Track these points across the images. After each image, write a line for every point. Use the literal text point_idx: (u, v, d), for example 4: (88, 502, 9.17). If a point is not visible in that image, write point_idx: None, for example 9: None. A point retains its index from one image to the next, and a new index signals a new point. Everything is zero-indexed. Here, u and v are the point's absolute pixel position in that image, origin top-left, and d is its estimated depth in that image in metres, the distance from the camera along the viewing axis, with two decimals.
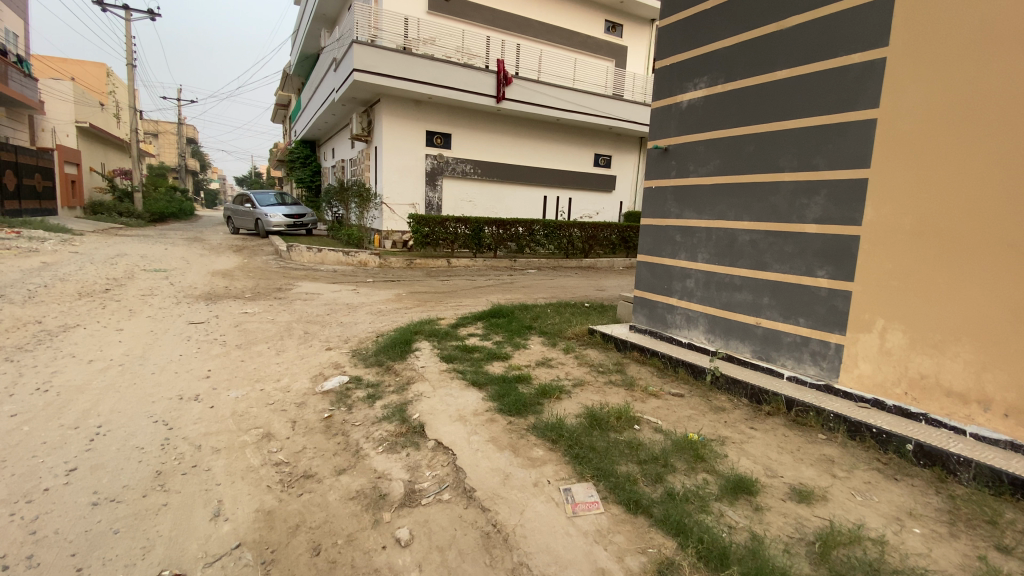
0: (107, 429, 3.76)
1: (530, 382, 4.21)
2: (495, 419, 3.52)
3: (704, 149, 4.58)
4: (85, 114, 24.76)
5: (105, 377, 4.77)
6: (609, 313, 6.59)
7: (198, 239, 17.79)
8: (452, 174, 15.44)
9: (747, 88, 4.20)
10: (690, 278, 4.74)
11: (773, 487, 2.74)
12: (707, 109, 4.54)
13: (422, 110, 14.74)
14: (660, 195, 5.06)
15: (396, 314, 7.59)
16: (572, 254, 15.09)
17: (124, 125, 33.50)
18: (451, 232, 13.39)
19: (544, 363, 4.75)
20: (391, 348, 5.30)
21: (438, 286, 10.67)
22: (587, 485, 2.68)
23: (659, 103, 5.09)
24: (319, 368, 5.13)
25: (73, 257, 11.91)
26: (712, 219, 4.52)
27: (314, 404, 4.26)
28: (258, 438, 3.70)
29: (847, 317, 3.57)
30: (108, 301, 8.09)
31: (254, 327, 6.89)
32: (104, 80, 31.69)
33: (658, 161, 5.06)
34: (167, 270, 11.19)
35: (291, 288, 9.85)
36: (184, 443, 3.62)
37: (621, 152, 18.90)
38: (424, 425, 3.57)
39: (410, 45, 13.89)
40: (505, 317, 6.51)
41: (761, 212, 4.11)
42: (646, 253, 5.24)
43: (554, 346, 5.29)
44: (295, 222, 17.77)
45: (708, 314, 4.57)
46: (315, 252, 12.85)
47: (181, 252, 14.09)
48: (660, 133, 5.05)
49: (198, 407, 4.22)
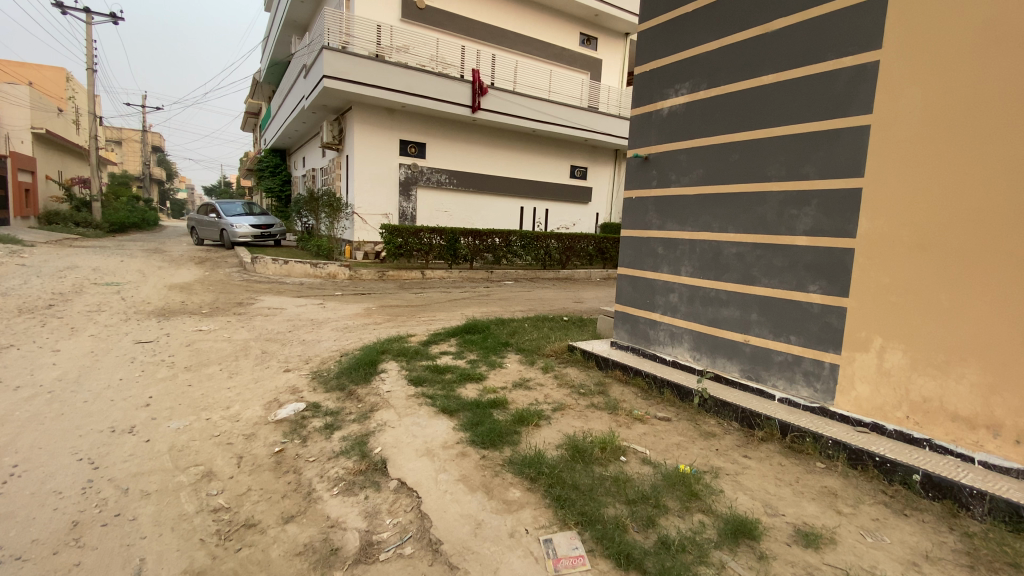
0: (23, 469, 3.24)
1: (505, 408, 3.86)
2: (466, 454, 3.15)
3: (686, 157, 4.37)
4: (40, 119, 23.53)
5: (29, 407, 4.21)
6: (588, 328, 6.30)
7: (158, 250, 16.93)
8: (427, 184, 15.10)
9: (732, 94, 4.01)
10: (673, 293, 4.49)
11: (776, 529, 2.45)
12: (690, 115, 4.34)
13: (395, 119, 14.39)
14: (641, 205, 4.82)
15: (363, 331, 7.16)
16: (549, 265, 14.85)
17: (83, 132, 32.08)
18: (425, 243, 13.01)
19: (521, 384, 4.40)
20: (354, 370, 4.89)
21: (411, 299, 10.27)
22: (570, 534, 2.34)
23: (639, 110, 4.88)
24: (274, 393, 4.67)
25: (17, 270, 11.07)
26: (695, 230, 4.29)
27: (265, 435, 3.82)
28: (196, 479, 3.24)
29: (842, 336, 3.34)
30: (48, 318, 7.41)
31: (208, 347, 6.36)
32: (63, 85, 30.33)
33: (639, 170, 4.83)
34: (120, 284, 10.47)
35: (253, 303, 9.31)
36: (109, 485, 3.12)
37: (596, 164, 18.85)
38: (386, 460, 3.18)
39: (382, 52, 13.56)
40: (480, 333, 6.15)
41: (748, 224, 3.89)
42: (627, 265, 4.99)
43: (532, 365, 4.95)
44: (262, 233, 17.10)
45: (693, 331, 4.32)
46: (282, 264, 12.30)
47: (138, 265, 13.29)
48: (640, 141, 4.82)
49: (132, 441, 3.72)
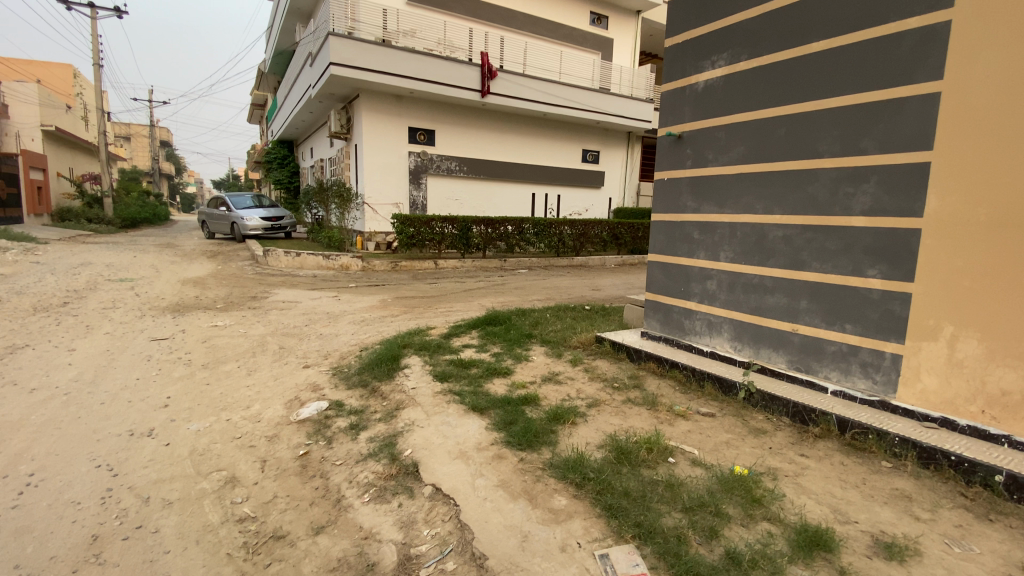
0: (40, 478, 3.10)
1: (538, 405, 3.65)
2: (502, 456, 2.95)
3: (725, 135, 4.09)
4: (49, 116, 23.51)
5: (46, 410, 4.09)
6: (614, 317, 6.07)
7: (170, 245, 16.91)
8: (437, 172, 14.84)
9: (776, 64, 3.72)
10: (712, 280, 4.24)
11: (851, 539, 2.24)
12: (729, 89, 4.05)
13: (403, 106, 14.09)
14: (675, 187, 4.55)
15: (381, 324, 6.98)
16: (563, 253, 14.59)
17: (92, 127, 32.08)
18: (437, 232, 12.79)
19: (550, 378, 4.18)
20: (376, 366, 4.71)
21: (426, 290, 10.08)
22: (628, 548, 2.15)
23: (671, 85, 4.59)
24: (295, 391, 4.51)
25: (31, 267, 11.04)
26: (736, 213, 4.02)
27: (288, 437, 3.66)
28: (220, 485, 3.09)
29: (905, 324, 3.09)
30: (63, 316, 7.33)
31: (224, 343, 6.22)
32: (71, 82, 30.24)
33: (672, 151, 4.56)
34: (134, 280, 10.40)
35: (268, 296, 9.17)
36: (129, 494, 2.98)
37: (609, 148, 18.39)
38: (418, 463, 3.00)
39: (389, 37, 13.21)
40: (501, 325, 5.93)
41: (796, 204, 3.63)
42: (659, 252, 4.73)
43: (560, 357, 4.74)
44: (273, 225, 16.98)
45: (734, 320, 4.08)
46: (294, 256, 12.18)
47: (150, 260, 13.24)
48: (672, 119, 4.54)
49: (152, 445, 3.58)
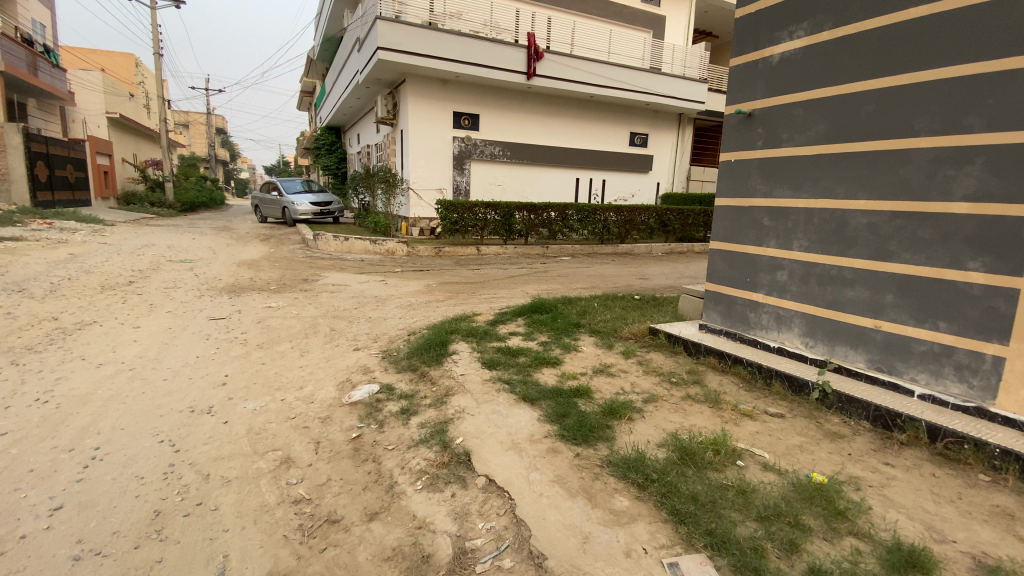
0: (105, 452, 3.24)
1: (591, 397, 3.51)
2: (557, 450, 2.83)
3: (803, 112, 3.78)
4: (116, 105, 24.85)
5: (113, 385, 4.28)
6: (667, 308, 5.80)
7: (226, 228, 17.62)
8: (480, 157, 14.74)
9: (865, 34, 3.38)
10: (782, 270, 3.95)
11: (953, 562, 2.00)
12: (808, 63, 3.74)
13: (448, 90, 14.03)
14: (743, 169, 4.27)
15: (427, 309, 6.99)
16: (607, 240, 14.24)
17: (154, 115, 33.78)
18: (480, 218, 12.73)
19: (602, 369, 4.01)
20: (425, 351, 4.69)
21: (470, 276, 10.04)
22: (699, 558, 2.00)
23: (742, 60, 4.29)
24: (346, 373, 4.55)
25: (100, 248, 11.72)
26: (813, 197, 3.72)
27: (340, 419, 3.68)
28: (275, 465, 3.13)
29: (1010, 323, 2.75)
30: (129, 295, 7.72)
31: (277, 324, 6.39)
32: (134, 72, 31.83)
33: (741, 130, 4.28)
34: (193, 261, 10.88)
35: (317, 279, 9.38)
36: (190, 471, 3.07)
37: (657, 131, 17.72)
38: (470, 452, 2.93)
39: (436, 20, 13.10)
40: (548, 313, 5.78)
41: (884, 188, 3.30)
42: (722, 239, 4.48)
43: (611, 347, 4.56)
44: (321, 210, 17.41)
45: (806, 314, 3.79)
46: (342, 241, 12.43)
47: (208, 242, 13.81)
48: (744, 96, 4.25)
49: (211, 422, 3.68)
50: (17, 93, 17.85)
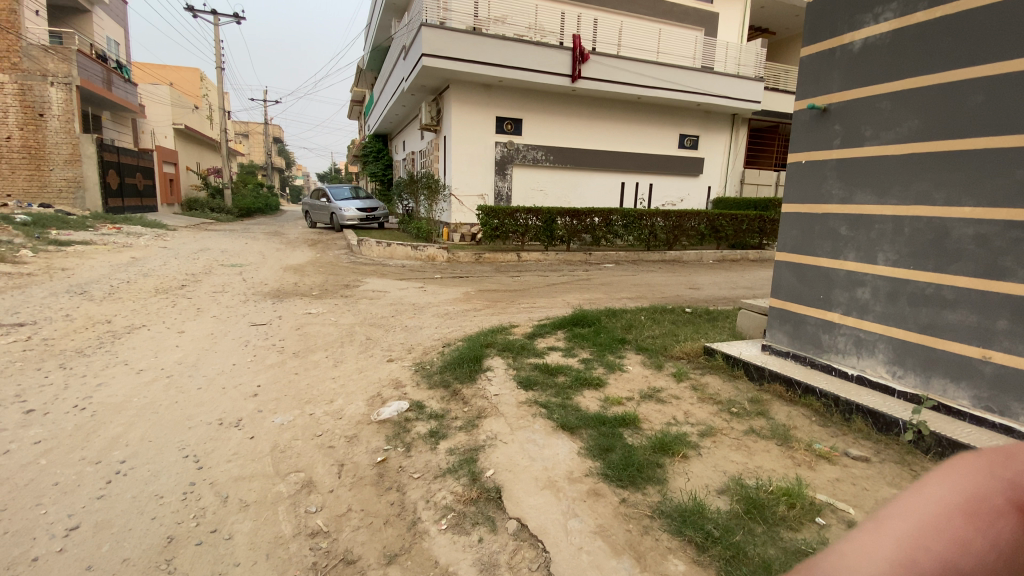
0: (130, 466, 3.12)
1: (639, 427, 3.13)
2: (599, 493, 2.49)
3: (890, 106, 3.31)
4: (181, 116, 26.34)
5: (149, 393, 4.25)
6: (723, 325, 5.29)
7: (277, 233, 18.18)
8: (522, 162, 14.52)
9: (972, 13, 2.90)
10: (864, 286, 3.46)
11: None
12: (898, 49, 3.27)
13: (492, 95, 13.91)
14: (817, 170, 3.79)
15: (465, 319, 6.76)
16: (654, 247, 13.66)
17: (216, 126, 35.66)
18: (521, 224, 12.48)
19: (651, 396, 3.61)
20: (458, 366, 4.43)
21: (509, 283, 9.77)
22: None
23: (816, 49, 3.84)
24: (376, 387, 4.36)
25: (160, 252, 12.26)
26: (903, 204, 3.23)
27: (367, 439, 3.47)
28: (296, 490, 2.93)
29: None
30: (179, 298, 7.93)
31: (315, 331, 6.32)
32: (198, 85, 33.69)
33: (814, 127, 3.81)
34: (242, 265, 11.17)
35: (358, 285, 9.37)
36: (210, 492, 2.91)
37: (709, 133, 16.92)
38: (501, 489, 2.63)
39: (480, 25, 13.00)
40: (590, 326, 5.40)
41: (997, 193, 2.79)
42: (790, 250, 4.01)
43: (660, 368, 4.14)
44: (366, 216, 17.67)
45: (893, 339, 3.29)
46: (385, 246, 12.48)
47: (259, 247, 14.23)
48: (818, 88, 3.78)
49: (237, 437, 3.55)
50: (93, 106, 19.12)
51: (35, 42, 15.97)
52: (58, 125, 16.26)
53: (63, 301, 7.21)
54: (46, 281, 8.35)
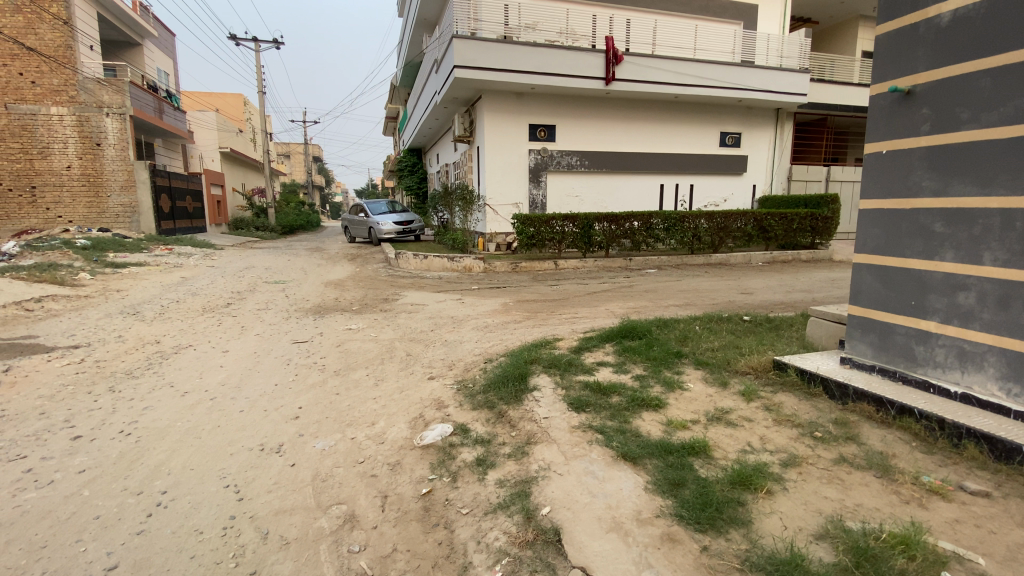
0: (171, 497, 3.02)
1: (710, 456, 2.80)
2: (675, 539, 2.18)
3: (991, 83, 2.89)
4: (227, 140, 27.48)
5: (192, 416, 4.21)
6: (789, 335, 4.84)
7: (318, 248, 18.56)
8: (557, 168, 14.28)
9: None
10: (968, 290, 3.01)
11: None
12: (997, 17, 2.86)
13: (524, 103, 13.76)
14: (903, 160, 3.37)
15: (505, 332, 6.52)
16: (698, 250, 13.08)
17: (259, 148, 37.14)
18: (558, 232, 12.19)
19: (719, 418, 3.26)
20: (503, 385, 4.19)
21: (549, 293, 9.51)
22: None
23: (894, 26, 3.45)
24: (419, 408, 4.16)
25: (208, 271, 12.64)
26: (1013, 194, 2.79)
27: (410, 467, 3.26)
28: (338, 525, 2.74)
29: None
30: (224, 317, 8.05)
31: (356, 348, 6.22)
32: (242, 110, 35.19)
33: (897, 113, 3.40)
34: (285, 282, 11.36)
35: (397, 299, 9.32)
36: (250, 527, 2.76)
37: (752, 129, 16.20)
38: (561, 530, 2.35)
39: (511, 33, 12.89)
40: (640, 339, 5.05)
41: None
42: (870, 251, 3.59)
43: (724, 385, 3.78)
44: (403, 229, 17.80)
45: (1006, 351, 2.84)
46: (421, 259, 12.46)
47: (301, 263, 14.48)
48: (900, 69, 3.38)
49: (278, 464, 3.41)
50: (145, 134, 20.10)
51: (90, 75, 16.82)
52: (113, 153, 17.15)
53: (116, 322, 7.42)
54: (102, 302, 8.68)
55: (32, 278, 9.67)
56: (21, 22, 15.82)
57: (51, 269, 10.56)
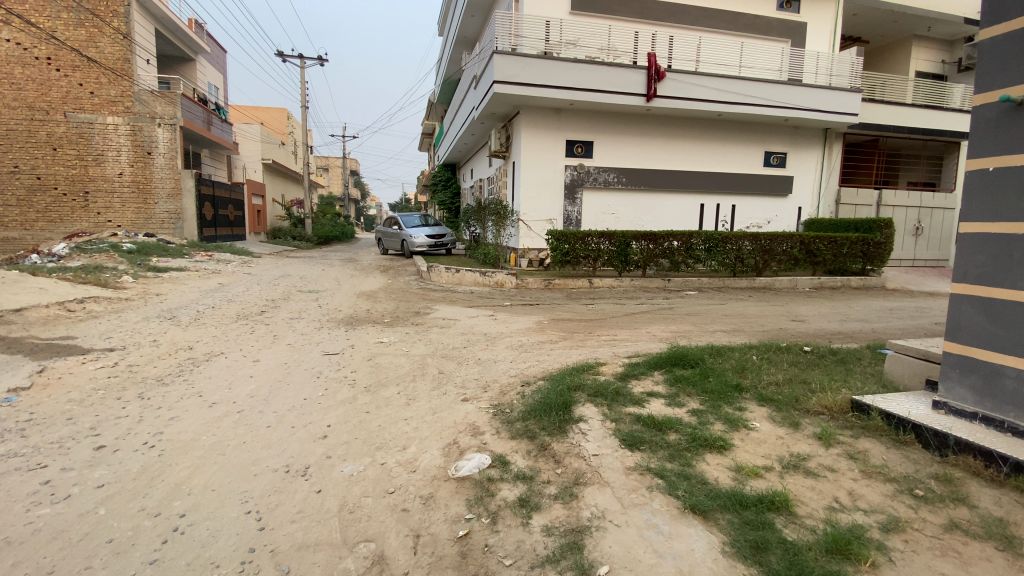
0: (189, 522, 2.80)
1: (794, 514, 2.41)
2: None
3: None
4: (269, 152, 28.30)
5: (217, 430, 4.02)
6: (864, 371, 4.35)
7: (352, 259, 18.69)
8: (593, 185, 13.99)
9: None
10: None
11: None
12: None
13: (562, 119, 13.61)
14: (1017, 179, 2.94)
15: (542, 353, 6.20)
16: (741, 272, 12.50)
17: (300, 160, 38.22)
18: (593, 249, 11.83)
19: (797, 466, 2.85)
20: (545, 412, 3.86)
21: (584, 312, 9.15)
22: None
23: (1001, 31, 3.07)
24: (453, 433, 3.87)
25: (244, 278, 12.78)
26: None
27: (445, 502, 2.96)
28: (366, 568, 2.46)
29: None
30: (258, 325, 7.99)
31: (386, 362, 6.00)
32: (285, 124, 36.34)
33: (1007, 126, 2.99)
34: (318, 291, 11.36)
35: (429, 313, 9.13)
36: (270, 563, 2.50)
37: (798, 149, 15.58)
38: None
39: (552, 49, 12.78)
40: (692, 367, 4.65)
41: None
42: (973, 280, 3.16)
43: (795, 426, 3.36)
44: (436, 242, 17.79)
45: None
46: (453, 272, 12.27)
47: (335, 273, 14.55)
48: (1012, 76, 2.99)
49: (304, 490, 3.16)
50: (193, 144, 20.80)
51: (146, 87, 17.56)
52: (162, 162, 17.78)
53: (152, 326, 7.44)
54: (141, 305, 8.79)
55: (77, 279, 9.89)
56: (82, 36, 16.66)
57: (96, 271, 10.83)
